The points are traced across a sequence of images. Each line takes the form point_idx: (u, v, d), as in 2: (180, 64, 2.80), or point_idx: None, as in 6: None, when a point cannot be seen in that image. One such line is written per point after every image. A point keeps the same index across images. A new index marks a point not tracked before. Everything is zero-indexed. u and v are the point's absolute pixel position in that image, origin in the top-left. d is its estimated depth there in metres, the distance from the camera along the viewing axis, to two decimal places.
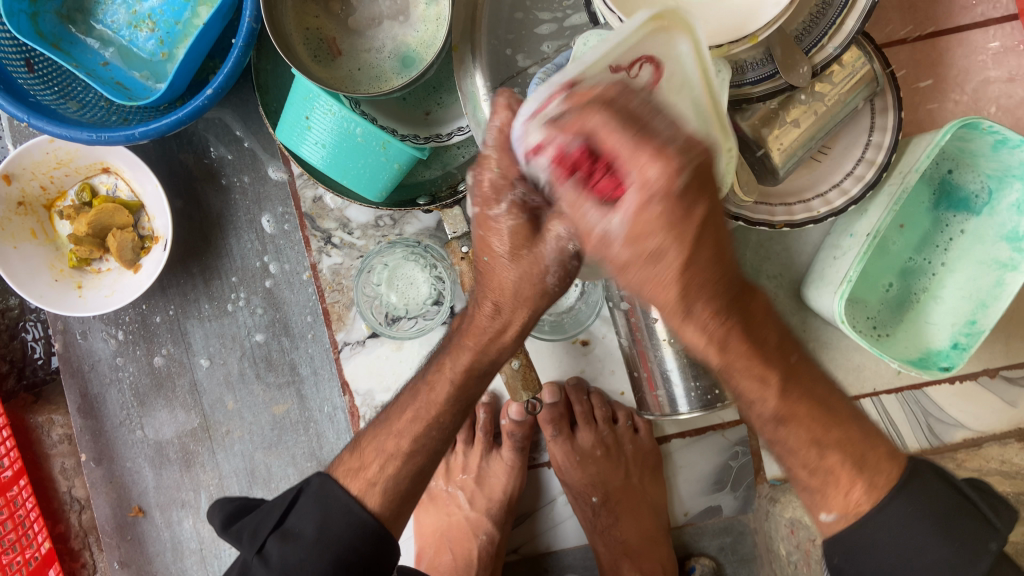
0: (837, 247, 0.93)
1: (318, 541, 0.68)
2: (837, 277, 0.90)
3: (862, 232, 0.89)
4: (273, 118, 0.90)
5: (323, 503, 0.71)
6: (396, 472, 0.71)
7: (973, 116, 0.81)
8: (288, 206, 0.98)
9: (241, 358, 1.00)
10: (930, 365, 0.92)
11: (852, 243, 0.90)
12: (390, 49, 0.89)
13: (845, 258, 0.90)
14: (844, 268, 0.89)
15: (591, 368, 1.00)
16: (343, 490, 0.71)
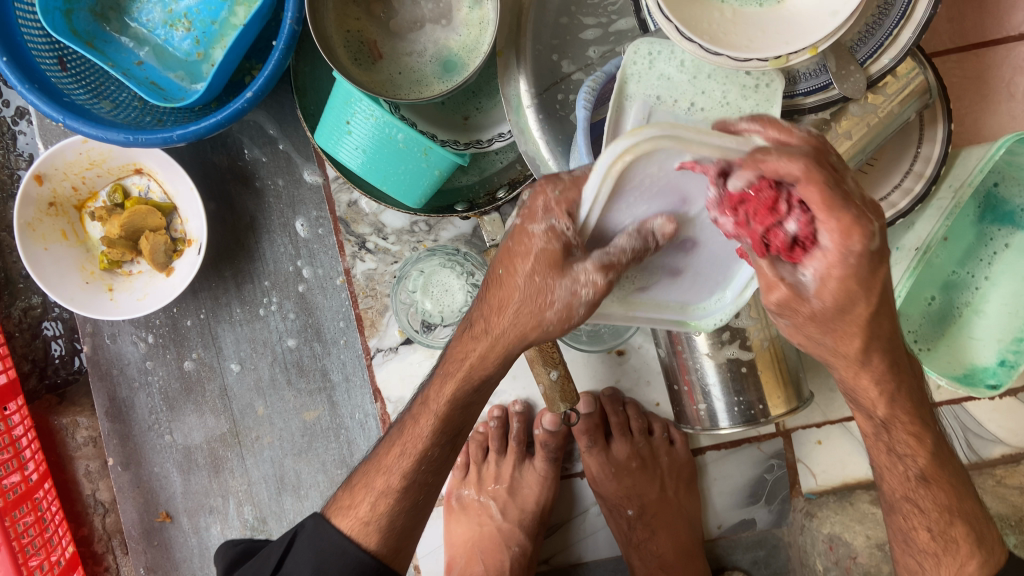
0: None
1: None
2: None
3: (911, 246, 0.88)
4: (310, 121, 0.88)
5: (317, 548, 0.72)
6: (388, 509, 0.71)
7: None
8: (322, 210, 0.96)
9: (272, 364, 0.99)
10: (976, 383, 0.91)
11: (899, 257, 0.89)
12: (432, 53, 0.88)
13: (892, 273, 0.89)
14: (892, 283, 0.88)
15: (626, 378, 0.98)
16: (335, 530, 0.72)
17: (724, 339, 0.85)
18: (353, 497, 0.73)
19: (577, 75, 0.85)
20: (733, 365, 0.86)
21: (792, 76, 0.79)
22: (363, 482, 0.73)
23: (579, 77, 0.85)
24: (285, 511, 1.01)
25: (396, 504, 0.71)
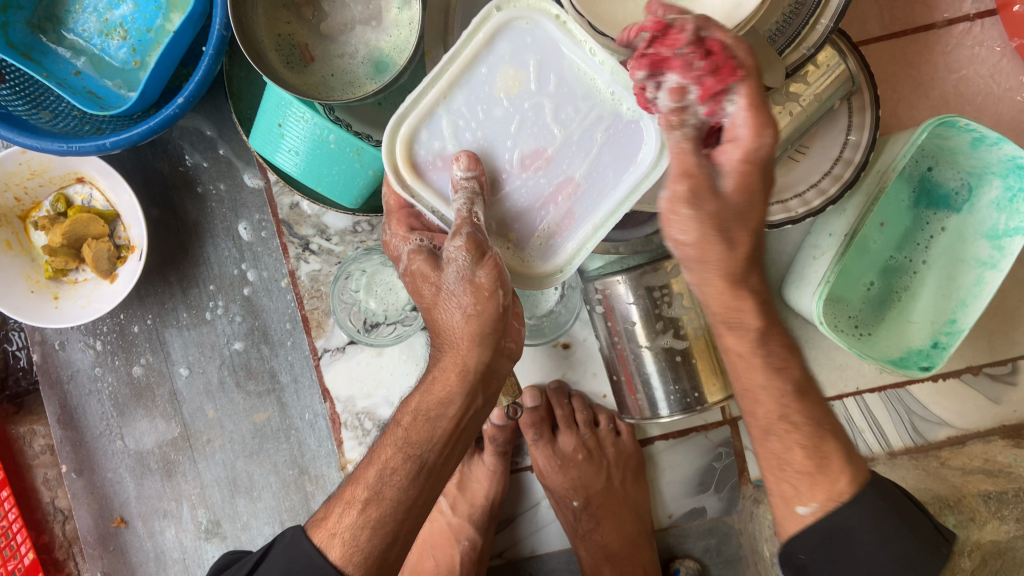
0: (817, 246, 0.93)
1: None
2: (816, 278, 0.90)
3: (841, 231, 0.88)
4: (246, 125, 0.89)
5: (289, 560, 0.67)
6: (352, 521, 0.67)
7: (949, 115, 0.80)
8: (264, 213, 0.97)
9: (220, 367, 1.00)
10: (910, 365, 0.91)
11: (829, 244, 0.89)
12: (363, 54, 0.89)
13: (824, 259, 0.90)
14: (824, 267, 0.89)
15: (573, 371, 1.00)
16: (310, 543, 0.67)
17: (659, 328, 0.86)
18: (327, 510, 0.70)
19: None
20: (669, 354, 0.87)
21: None
22: (335, 495, 0.71)
23: None
24: (239, 513, 1.01)
25: (362, 516, 0.66)
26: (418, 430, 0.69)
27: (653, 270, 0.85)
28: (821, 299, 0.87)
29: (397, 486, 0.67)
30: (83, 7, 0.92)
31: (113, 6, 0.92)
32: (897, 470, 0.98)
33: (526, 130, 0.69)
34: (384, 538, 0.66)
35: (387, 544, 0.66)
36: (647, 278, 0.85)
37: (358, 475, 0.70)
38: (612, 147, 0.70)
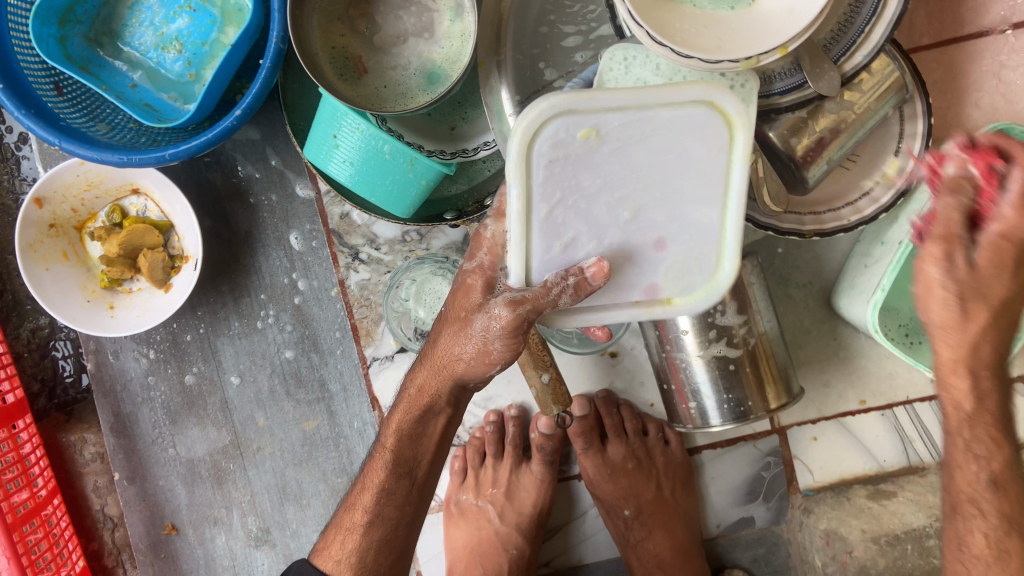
0: (870, 254, 0.92)
1: None
2: (869, 286, 0.89)
3: (895, 239, 0.88)
4: (300, 136, 0.91)
5: None
6: (355, 546, 0.76)
7: (1008, 122, 0.80)
8: (315, 223, 0.98)
9: (271, 375, 1.01)
10: None
11: (885, 251, 0.89)
12: (415, 66, 0.89)
13: (877, 268, 0.89)
14: (878, 275, 0.88)
15: (620, 380, 1.00)
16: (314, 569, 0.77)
17: (711, 337, 0.85)
18: (329, 538, 0.79)
19: (559, 82, 0.87)
20: (721, 363, 0.86)
21: (767, 76, 0.79)
22: (336, 524, 0.79)
23: (561, 84, 0.86)
24: (288, 520, 1.02)
25: (365, 541, 0.76)
26: (406, 447, 0.75)
27: None
28: (876, 308, 0.87)
29: (392, 506, 0.76)
30: (140, 21, 0.94)
31: (169, 19, 0.94)
32: None
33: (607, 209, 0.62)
34: (389, 559, 0.76)
35: (393, 560, 0.77)
36: None
37: (352, 501, 0.78)
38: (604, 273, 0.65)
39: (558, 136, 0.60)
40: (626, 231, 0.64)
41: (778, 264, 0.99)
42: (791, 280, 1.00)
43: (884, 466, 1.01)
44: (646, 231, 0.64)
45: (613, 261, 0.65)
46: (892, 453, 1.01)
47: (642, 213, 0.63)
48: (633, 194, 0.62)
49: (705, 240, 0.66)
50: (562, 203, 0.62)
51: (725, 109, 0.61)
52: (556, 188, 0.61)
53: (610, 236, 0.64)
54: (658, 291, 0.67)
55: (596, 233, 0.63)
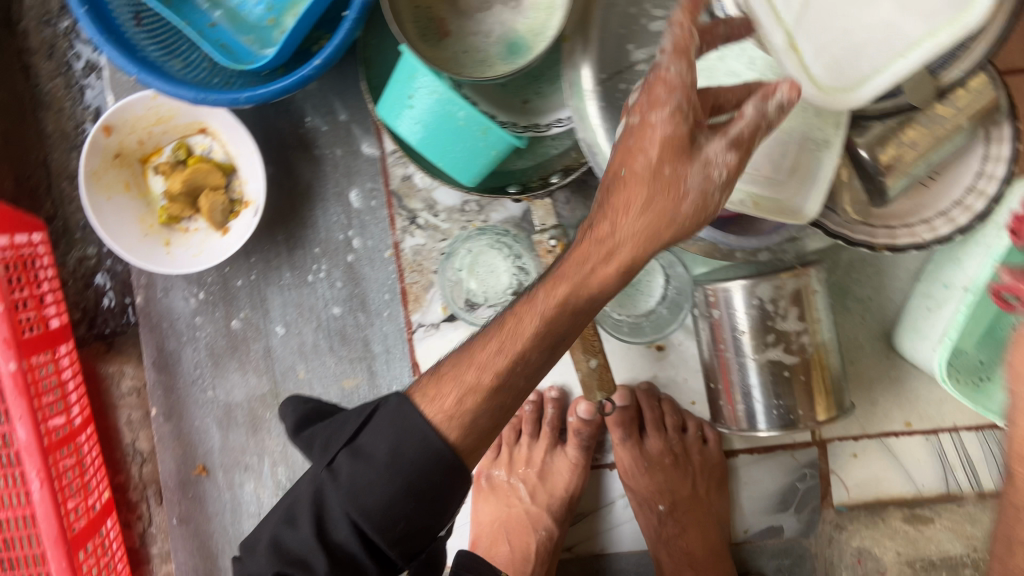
0: (932, 296, 0.90)
1: (389, 465, 0.60)
2: (935, 332, 0.87)
3: (959, 284, 0.85)
4: (374, 92, 0.89)
5: (397, 426, 0.62)
6: (473, 404, 0.62)
7: None
8: (376, 182, 0.98)
9: (316, 330, 1.01)
10: None
11: (948, 294, 0.87)
12: (498, 34, 0.88)
13: (940, 312, 0.87)
14: (945, 322, 0.86)
15: (664, 374, 0.99)
16: (421, 416, 0.62)
17: (768, 341, 0.83)
18: (438, 386, 0.64)
19: (641, 65, 0.85)
20: (776, 368, 0.84)
21: None
22: (446, 374, 0.65)
23: (643, 67, 0.85)
24: None
25: (480, 402, 0.63)
26: (560, 319, 0.64)
27: (771, 282, 0.82)
28: (943, 357, 0.84)
29: (524, 376, 0.64)
30: None
31: None
32: None
33: None
34: (498, 420, 0.64)
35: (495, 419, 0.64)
36: (762, 288, 0.82)
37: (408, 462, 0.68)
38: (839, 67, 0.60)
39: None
40: (841, 34, 0.59)
41: (837, 275, 0.97)
42: (849, 293, 0.98)
43: (922, 492, 0.99)
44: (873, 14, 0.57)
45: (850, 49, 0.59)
46: (930, 479, 0.99)
47: (873, 1, 0.57)
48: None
49: None
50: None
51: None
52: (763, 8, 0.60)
53: (827, 22, 0.60)
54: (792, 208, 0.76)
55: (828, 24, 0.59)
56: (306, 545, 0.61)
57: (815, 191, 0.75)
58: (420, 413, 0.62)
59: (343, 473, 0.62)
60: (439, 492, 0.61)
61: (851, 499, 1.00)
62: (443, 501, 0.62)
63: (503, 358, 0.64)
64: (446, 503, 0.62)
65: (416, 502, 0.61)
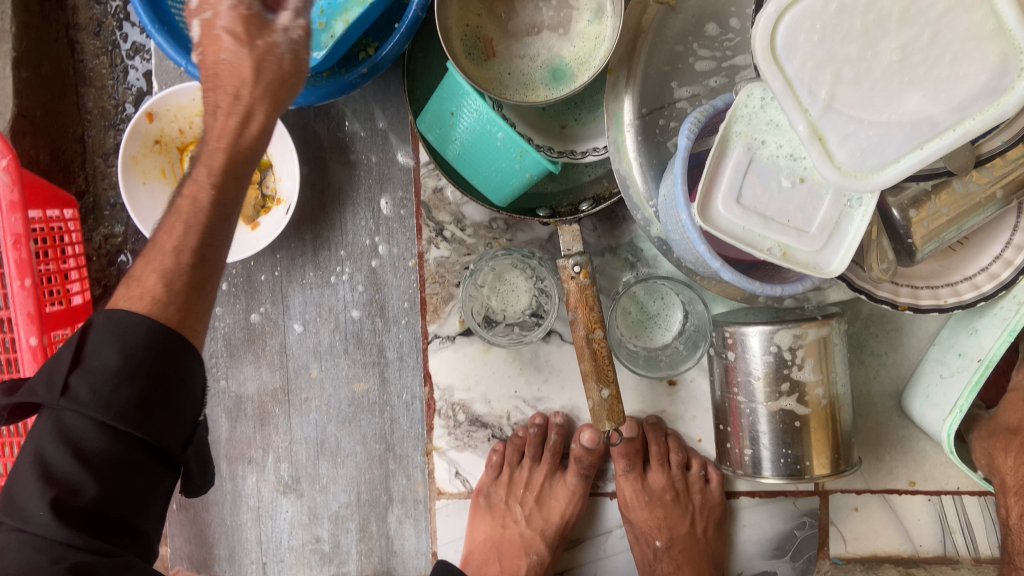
0: (944, 363, 0.90)
1: (122, 374, 0.60)
2: (946, 401, 0.87)
3: (973, 356, 0.85)
4: (416, 105, 0.91)
5: (115, 329, 0.62)
6: (153, 283, 0.63)
7: None
8: (408, 191, 0.99)
9: (333, 331, 1.01)
10: None
11: (961, 364, 0.86)
12: (544, 59, 0.89)
13: (953, 381, 0.87)
14: (956, 392, 0.86)
15: (672, 409, 1.01)
16: (133, 309, 0.62)
17: (782, 390, 0.84)
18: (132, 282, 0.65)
19: (682, 103, 0.87)
20: (787, 417, 0.84)
21: None
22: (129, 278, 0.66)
23: (684, 105, 0.86)
24: (319, 475, 1.03)
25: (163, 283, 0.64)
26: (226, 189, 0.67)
27: (791, 331, 0.82)
28: (951, 430, 0.85)
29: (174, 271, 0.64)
30: None
31: None
32: None
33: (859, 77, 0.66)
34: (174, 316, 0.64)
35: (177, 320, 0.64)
36: (782, 336, 0.83)
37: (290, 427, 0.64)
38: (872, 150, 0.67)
39: (795, 37, 0.66)
40: (872, 124, 0.67)
41: (856, 328, 0.97)
42: (866, 347, 0.98)
43: (919, 550, 0.99)
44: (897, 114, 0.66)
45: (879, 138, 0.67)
46: (930, 539, 0.99)
47: (902, 96, 0.66)
48: (897, 86, 0.66)
49: (970, 94, 0.65)
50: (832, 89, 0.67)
51: (1007, 21, 0.64)
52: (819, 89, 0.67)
53: (864, 103, 0.67)
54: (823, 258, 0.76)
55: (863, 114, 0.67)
56: (74, 467, 0.58)
57: (843, 250, 0.76)
58: (134, 311, 0.62)
59: (85, 394, 0.60)
60: (146, 389, 0.61)
61: (846, 552, 1.00)
62: (177, 384, 0.63)
63: (221, 156, 0.65)
64: (180, 383, 0.63)
65: (142, 402, 0.61)
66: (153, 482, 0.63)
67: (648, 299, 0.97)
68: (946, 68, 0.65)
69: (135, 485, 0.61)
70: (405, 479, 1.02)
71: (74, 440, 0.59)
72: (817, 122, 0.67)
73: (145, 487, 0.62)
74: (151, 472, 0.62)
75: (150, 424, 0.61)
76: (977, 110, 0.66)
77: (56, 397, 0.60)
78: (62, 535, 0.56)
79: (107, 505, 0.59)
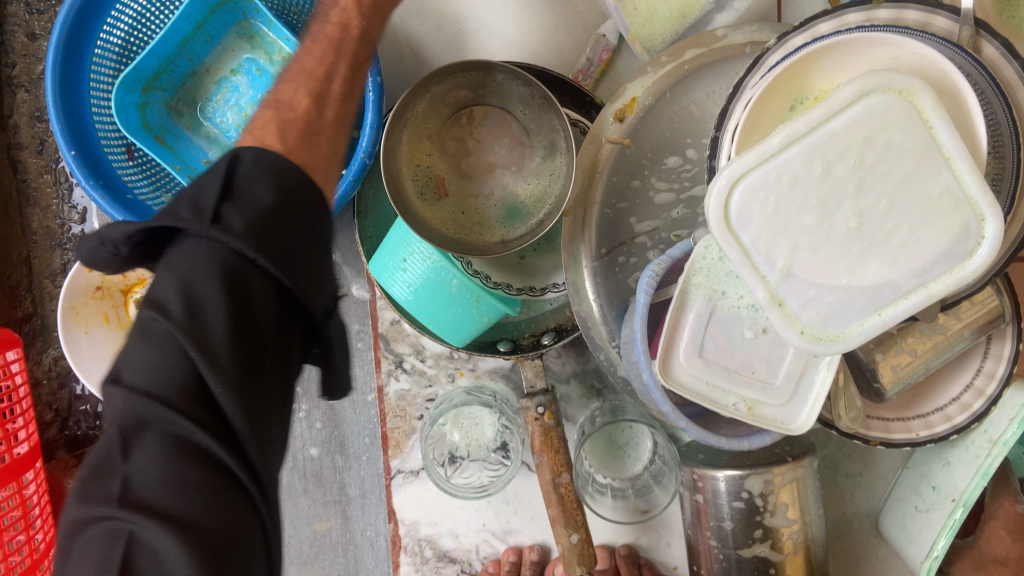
0: (920, 495, 0.88)
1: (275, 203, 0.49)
2: (923, 539, 0.85)
3: (947, 494, 0.83)
4: (367, 244, 0.87)
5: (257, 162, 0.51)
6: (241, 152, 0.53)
7: None
8: (364, 324, 0.96)
9: (292, 470, 0.98)
10: None
11: (936, 499, 0.84)
12: (498, 197, 0.87)
13: (931, 517, 0.85)
14: (933, 530, 0.84)
15: (647, 536, 0.98)
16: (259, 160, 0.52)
17: (755, 536, 0.80)
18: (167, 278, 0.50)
19: (642, 237, 0.83)
20: (761, 564, 0.81)
21: None
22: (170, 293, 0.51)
23: (643, 240, 0.82)
24: None
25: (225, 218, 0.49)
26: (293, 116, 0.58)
27: (762, 476, 0.80)
28: (929, 575, 0.82)
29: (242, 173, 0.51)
30: (225, 98, 0.93)
31: (255, 102, 0.92)
32: None
33: (815, 238, 0.58)
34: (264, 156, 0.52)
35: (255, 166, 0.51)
36: (752, 482, 0.80)
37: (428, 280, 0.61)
38: (835, 317, 0.59)
39: (747, 207, 0.58)
40: (832, 290, 0.59)
41: (828, 448, 0.96)
42: (840, 467, 0.96)
43: None
44: (859, 278, 0.58)
45: (843, 304, 0.59)
46: None
47: (863, 260, 0.57)
48: (856, 253, 0.57)
49: (940, 254, 0.57)
50: (790, 256, 0.58)
51: (968, 188, 0.55)
52: (775, 259, 0.58)
53: (825, 267, 0.58)
54: (791, 413, 0.74)
55: (824, 278, 0.58)
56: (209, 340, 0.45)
57: (810, 403, 0.74)
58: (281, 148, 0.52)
59: (238, 224, 0.46)
60: (282, 256, 0.48)
61: None
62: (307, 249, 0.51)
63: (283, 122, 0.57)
64: (315, 263, 0.51)
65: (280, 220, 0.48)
66: (281, 371, 0.49)
67: (616, 430, 0.95)
68: (912, 229, 0.56)
69: (301, 268, 0.49)
70: None
71: (158, 362, 0.44)
72: (776, 290, 0.59)
73: (279, 391, 0.48)
74: (285, 326, 0.49)
75: (300, 274, 0.49)
76: (941, 274, 0.57)
77: (203, 224, 0.46)
78: (184, 510, 0.42)
79: (234, 366, 0.45)
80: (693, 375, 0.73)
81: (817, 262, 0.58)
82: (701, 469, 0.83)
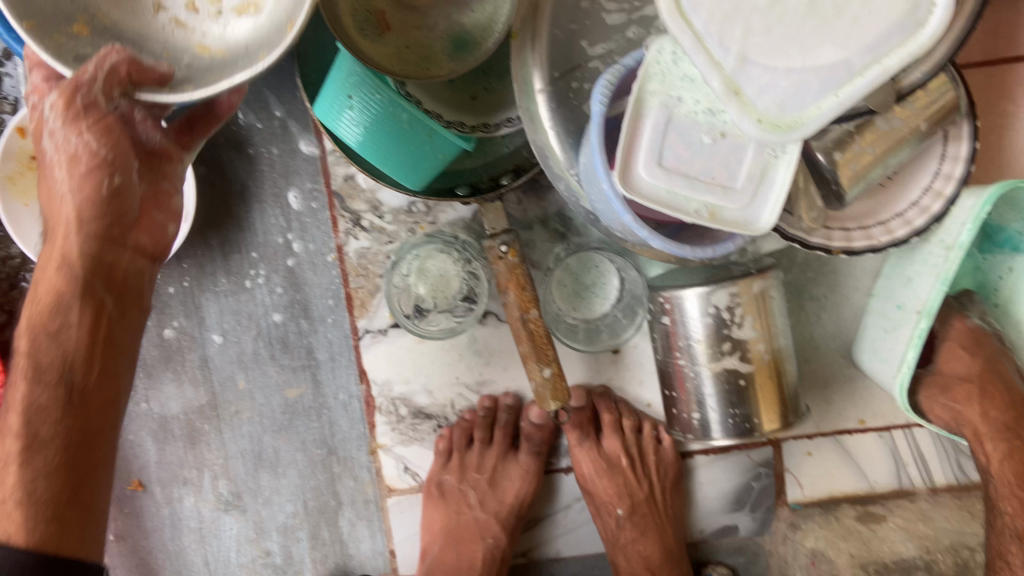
0: (886, 317, 0.89)
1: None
2: (895, 356, 0.87)
3: (912, 307, 0.84)
4: (311, 91, 0.84)
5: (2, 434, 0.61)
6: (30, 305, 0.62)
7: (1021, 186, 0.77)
8: (317, 181, 0.92)
9: (256, 338, 0.96)
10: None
11: (902, 317, 0.86)
12: (443, 28, 0.84)
13: (898, 335, 0.86)
14: (901, 346, 0.85)
15: (619, 377, 0.98)
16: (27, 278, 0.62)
17: (724, 349, 0.81)
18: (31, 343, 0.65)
19: (595, 62, 0.80)
20: (732, 377, 0.82)
21: None
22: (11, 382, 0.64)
23: (596, 64, 0.80)
24: (261, 487, 0.99)
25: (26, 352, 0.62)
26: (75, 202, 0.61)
27: (728, 290, 0.80)
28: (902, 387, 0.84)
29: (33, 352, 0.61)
30: None
31: None
32: (941, 509, 0.97)
33: (767, 18, 0.53)
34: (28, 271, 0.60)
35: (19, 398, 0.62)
36: (719, 296, 0.80)
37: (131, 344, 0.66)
38: (792, 105, 0.53)
39: None
40: (788, 74, 0.53)
41: (794, 274, 0.95)
42: (806, 292, 0.96)
43: (874, 487, 0.99)
44: (814, 60, 0.53)
45: (799, 92, 0.53)
46: (884, 475, 0.99)
47: (818, 38, 0.53)
48: (811, 31, 0.53)
49: (898, 27, 0.52)
50: (744, 39, 0.54)
51: None
52: (726, 45, 0.53)
53: (780, 48, 0.53)
54: (753, 216, 0.72)
55: (778, 62, 0.53)
56: None
57: (770, 205, 0.71)
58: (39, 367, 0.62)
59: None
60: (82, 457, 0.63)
61: (805, 496, 1.00)
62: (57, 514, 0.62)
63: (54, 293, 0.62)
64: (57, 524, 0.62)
65: (59, 511, 0.62)
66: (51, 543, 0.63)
67: (583, 270, 0.94)
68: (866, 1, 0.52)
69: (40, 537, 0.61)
70: (353, 481, 0.99)
71: None
72: (730, 77, 0.53)
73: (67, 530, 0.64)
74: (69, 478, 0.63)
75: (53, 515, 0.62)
76: (898, 48, 0.52)
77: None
78: None
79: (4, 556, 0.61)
80: (652, 193, 0.70)
81: (771, 46, 0.53)
82: (669, 291, 0.82)
